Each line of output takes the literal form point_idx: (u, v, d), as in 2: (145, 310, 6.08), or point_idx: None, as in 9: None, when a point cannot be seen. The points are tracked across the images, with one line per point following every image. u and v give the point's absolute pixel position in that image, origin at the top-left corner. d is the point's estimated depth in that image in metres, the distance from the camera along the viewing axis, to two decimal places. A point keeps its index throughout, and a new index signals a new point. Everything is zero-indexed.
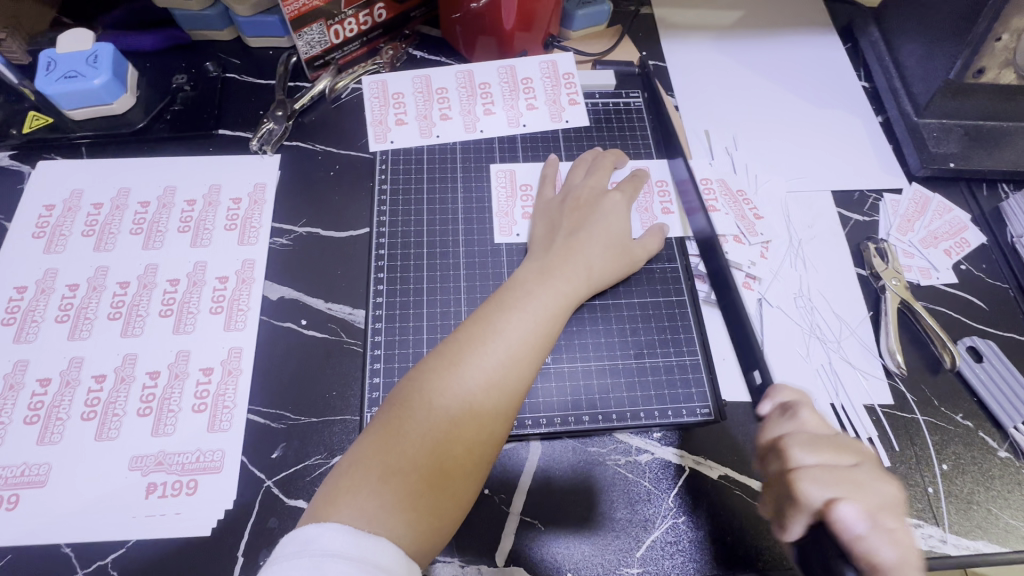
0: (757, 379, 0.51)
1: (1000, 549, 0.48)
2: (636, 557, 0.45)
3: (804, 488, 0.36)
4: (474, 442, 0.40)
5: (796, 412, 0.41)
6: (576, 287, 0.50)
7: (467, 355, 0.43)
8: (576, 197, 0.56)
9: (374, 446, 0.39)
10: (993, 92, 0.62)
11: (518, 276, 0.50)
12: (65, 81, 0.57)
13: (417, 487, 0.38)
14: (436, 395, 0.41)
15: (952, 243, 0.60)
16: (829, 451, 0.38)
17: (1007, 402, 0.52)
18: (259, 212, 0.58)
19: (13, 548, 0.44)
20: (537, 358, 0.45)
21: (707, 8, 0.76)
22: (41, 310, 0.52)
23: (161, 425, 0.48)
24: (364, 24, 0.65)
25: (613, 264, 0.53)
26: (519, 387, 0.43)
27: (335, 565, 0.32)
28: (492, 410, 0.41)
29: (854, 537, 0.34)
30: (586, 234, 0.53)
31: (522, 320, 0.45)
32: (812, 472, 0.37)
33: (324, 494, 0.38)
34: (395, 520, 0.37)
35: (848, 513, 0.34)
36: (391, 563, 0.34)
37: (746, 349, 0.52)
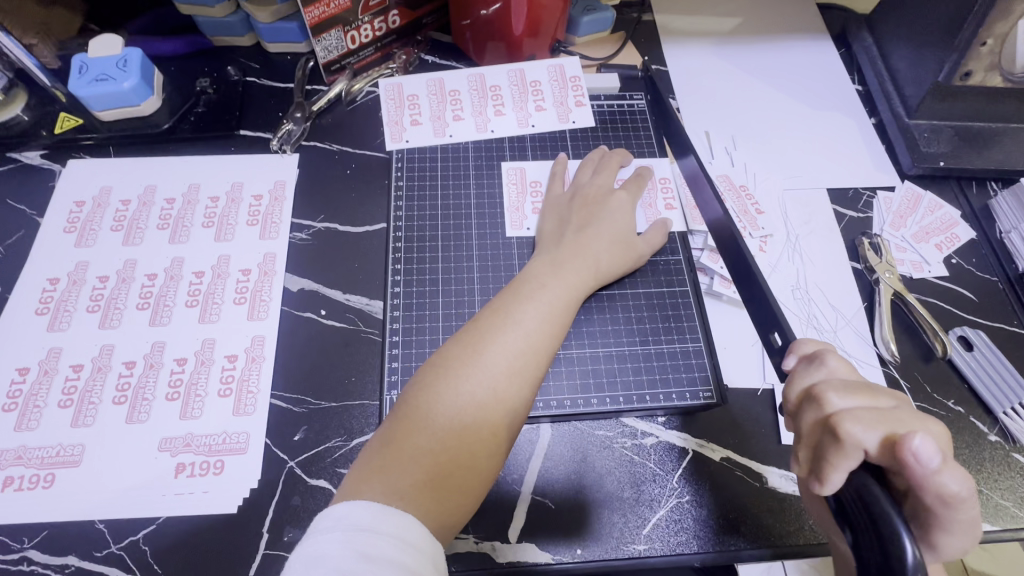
0: (778, 340, 0.48)
1: (991, 527, 0.50)
2: (643, 534, 0.48)
3: (846, 428, 0.34)
4: (496, 425, 0.43)
5: (823, 359, 0.40)
6: (585, 279, 0.52)
7: (488, 342, 0.45)
8: (584, 195, 0.59)
9: (401, 429, 0.41)
10: (981, 94, 0.65)
11: (531, 269, 0.52)
12: (96, 83, 0.60)
13: (444, 468, 0.40)
14: (459, 380, 0.43)
15: (943, 238, 0.63)
16: (866, 395, 0.36)
17: (996, 389, 0.55)
18: (280, 209, 0.61)
19: (49, 524, 0.46)
20: (551, 346, 0.47)
21: (707, 14, 0.80)
22: (73, 301, 0.55)
23: (189, 409, 0.50)
24: (379, 31, 0.68)
25: (620, 257, 0.55)
26: (536, 373, 0.46)
27: (369, 540, 0.34)
28: (512, 394, 0.44)
29: (927, 467, 0.30)
30: (595, 229, 0.55)
31: (537, 310, 0.48)
32: (853, 413, 0.34)
33: (353, 474, 0.40)
34: (424, 498, 0.39)
35: (924, 448, 0.30)
36: (419, 539, 0.36)
37: (766, 313, 0.49)
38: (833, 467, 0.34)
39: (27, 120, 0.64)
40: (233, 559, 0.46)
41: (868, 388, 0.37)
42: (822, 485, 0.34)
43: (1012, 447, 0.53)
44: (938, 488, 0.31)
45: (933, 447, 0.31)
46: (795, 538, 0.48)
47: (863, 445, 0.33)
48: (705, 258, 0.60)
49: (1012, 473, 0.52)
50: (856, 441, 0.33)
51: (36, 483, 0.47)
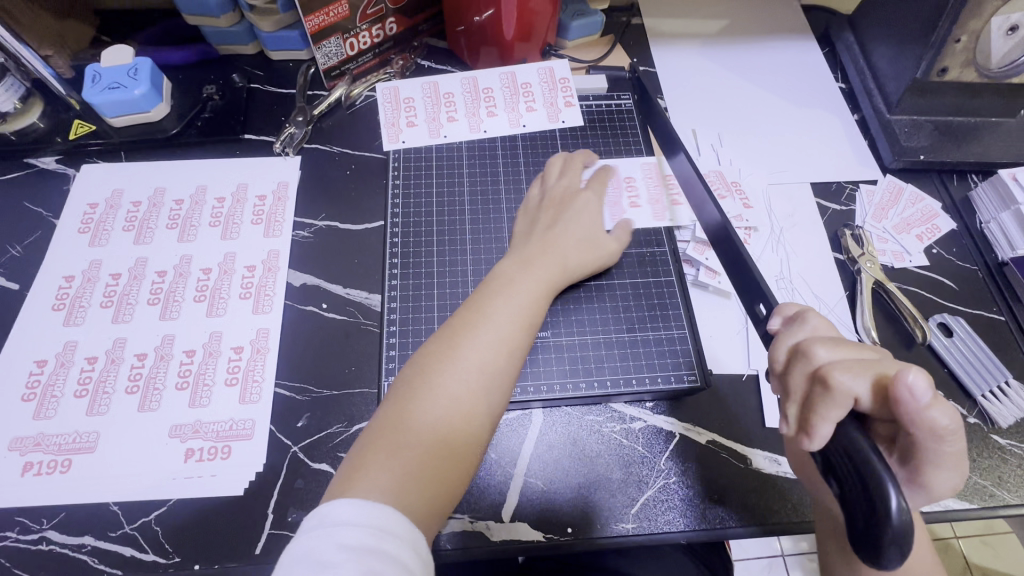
0: (762, 311, 0.47)
1: (968, 505, 0.51)
2: (631, 513, 0.50)
3: (834, 376, 0.34)
4: (473, 416, 0.45)
5: (804, 318, 0.40)
6: (555, 276, 0.55)
7: (462, 340, 0.47)
8: (550, 196, 0.61)
9: (382, 427, 0.43)
10: (958, 89, 0.67)
11: (503, 268, 0.54)
12: (109, 91, 0.63)
13: (426, 460, 0.42)
14: (436, 376, 0.45)
15: (924, 228, 0.65)
16: (849, 347, 0.37)
17: (975, 372, 0.56)
18: (283, 208, 0.64)
19: (67, 506, 0.48)
20: (524, 338, 0.50)
21: (694, 17, 0.82)
22: (87, 297, 0.57)
23: (197, 397, 0.53)
24: (377, 37, 0.71)
25: (589, 255, 0.57)
26: (511, 364, 0.48)
27: (348, 534, 0.36)
28: (486, 385, 0.46)
29: (919, 403, 0.31)
30: (561, 227, 0.57)
31: (508, 304, 0.50)
32: (842, 363, 0.34)
33: (341, 472, 0.42)
34: (409, 488, 0.40)
35: (917, 385, 0.31)
36: (399, 528, 0.38)
37: (750, 284, 0.48)
38: (822, 418, 0.33)
39: (43, 127, 0.67)
40: (240, 538, 0.48)
41: (851, 341, 0.37)
42: (810, 440, 0.34)
43: (991, 428, 0.54)
44: (929, 425, 0.31)
45: (927, 383, 0.31)
46: (777, 516, 0.50)
47: (847, 393, 0.33)
48: (691, 250, 0.62)
49: (991, 453, 0.53)
50: (845, 390, 0.33)
51: (53, 468, 0.49)
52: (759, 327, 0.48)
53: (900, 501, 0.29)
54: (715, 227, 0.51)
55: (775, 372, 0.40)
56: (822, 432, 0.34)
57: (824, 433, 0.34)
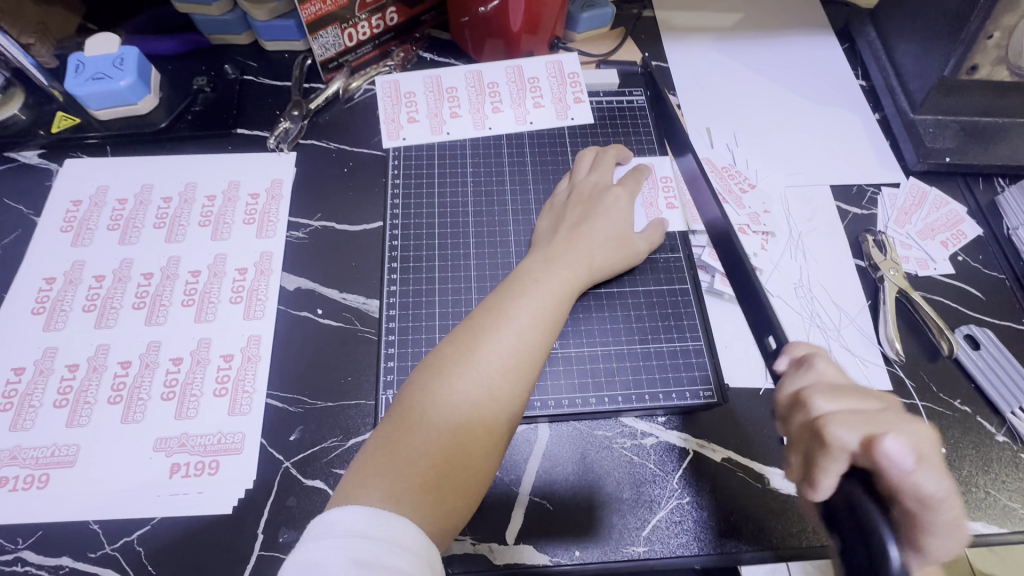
0: (772, 344, 0.45)
1: (997, 529, 0.49)
2: (642, 536, 0.47)
3: (831, 431, 0.32)
4: (492, 425, 0.42)
5: (811, 362, 0.39)
6: (580, 278, 0.52)
7: (481, 343, 0.44)
8: (579, 192, 0.58)
9: (395, 431, 0.41)
10: (987, 88, 0.63)
11: (526, 266, 0.51)
12: (93, 82, 0.59)
13: (440, 471, 0.39)
14: (454, 380, 0.42)
15: (949, 235, 0.62)
16: (853, 400, 0.35)
17: (1004, 388, 0.54)
18: (276, 207, 0.60)
19: (44, 524, 0.46)
20: (545, 343, 0.47)
21: (708, 10, 0.79)
22: (69, 300, 0.54)
23: (184, 409, 0.50)
24: (376, 28, 0.67)
25: (616, 256, 0.55)
26: (533, 370, 0.45)
27: (360, 546, 0.33)
28: (507, 393, 0.43)
29: (899, 467, 0.28)
30: (589, 226, 0.54)
31: (531, 305, 0.47)
32: (839, 417, 0.33)
33: (348, 478, 0.39)
34: (420, 501, 0.38)
35: (896, 447, 0.29)
36: (412, 542, 0.35)
37: (756, 315, 0.46)
38: (823, 471, 0.31)
39: (25, 119, 0.64)
40: (226, 560, 0.45)
41: (857, 393, 0.35)
42: (813, 492, 0.32)
43: (1020, 448, 0.52)
44: (916, 489, 0.28)
45: (905, 446, 0.29)
46: (795, 540, 0.47)
47: (844, 447, 0.31)
48: (706, 256, 0.59)
49: (1020, 474, 0.51)
50: (841, 442, 0.31)
51: (30, 483, 0.47)
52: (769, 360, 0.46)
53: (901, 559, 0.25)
54: (717, 224, 0.49)
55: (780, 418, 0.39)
56: (827, 483, 0.31)
57: (828, 486, 0.31)
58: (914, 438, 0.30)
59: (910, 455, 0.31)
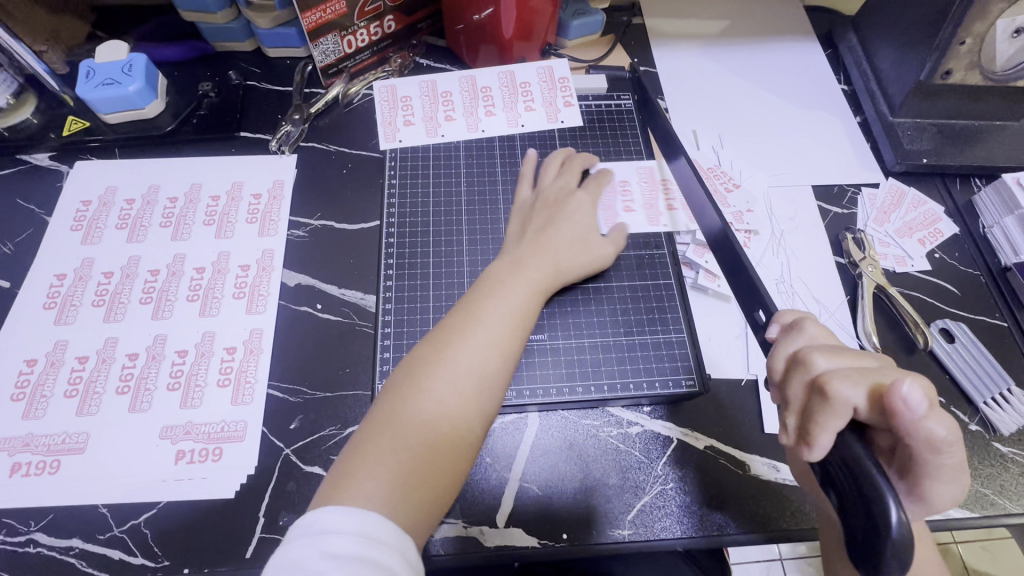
0: (761, 318, 0.47)
1: (970, 514, 0.51)
2: (628, 520, 0.49)
3: (835, 387, 0.33)
4: (463, 423, 0.44)
5: (804, 326, 0.39)
6: (548, 278, 0.54)
7: (449, 347, 0.46)
8: (545, 197, 0.60)
9: (370, 435, 0.42)
10: (962, 92, 0.66)
11: (494, 271, 0.54)
12: (103, 88, 0.62)
13: (415, 469, 0.41)
14: (424, 382, 0.44)
15: (927, 233, 0.64)
16: (849, 356, 0.36)
17: (977, 379, 0.56)
18: (278, 207, 0.63)
19: (55, 507, 0.48)
20: (514, 345, 0.49)
21: (696, 17, 0.81)
22: (79, 296, 0.57)
23: (189, 398, 0.52)
24: (375, 35, 0.70)
25: (583, 256, 0.57)
26: (502, 369, 0.47)
27: (337, 541, 0.35)
28: (475, 391, 0.45)
29: (913, 419, 0.30)
30: (555, 229, 0.57)
31: (500, 308, 0.49)
32: (841, 372, 0.34)
33: (327, 481, 0.41)
34: (395, 500, 0.40)
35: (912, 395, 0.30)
36: (385, 536, 0.37)
37: (750, 291, 0.48)
38: (822, 429, 0.33)
39: (37, 123, 0.66)
40: (229, 541, 0.47)
41: (849, 350, 0.36)
42: (811, 452, 0.34)
43: (993, 437, 0.54)
44: (927, 436, 0.31)
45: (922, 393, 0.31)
46: (774, 524, 0.50)
47: (846, 403, 0.33)
48: (690, 252, 0.62)
49: (992, 461, 0.53)
50: (845, 399, 0.33)
51: (42, 469, 0.49)
52: (759, 334, 0.48)
53: (900, 514, 0.29)
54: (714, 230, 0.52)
55: (774, 382, 0.40)
56: (823, 443, 0.33)
57: (825, 443, 0.33)
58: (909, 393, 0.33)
59: None
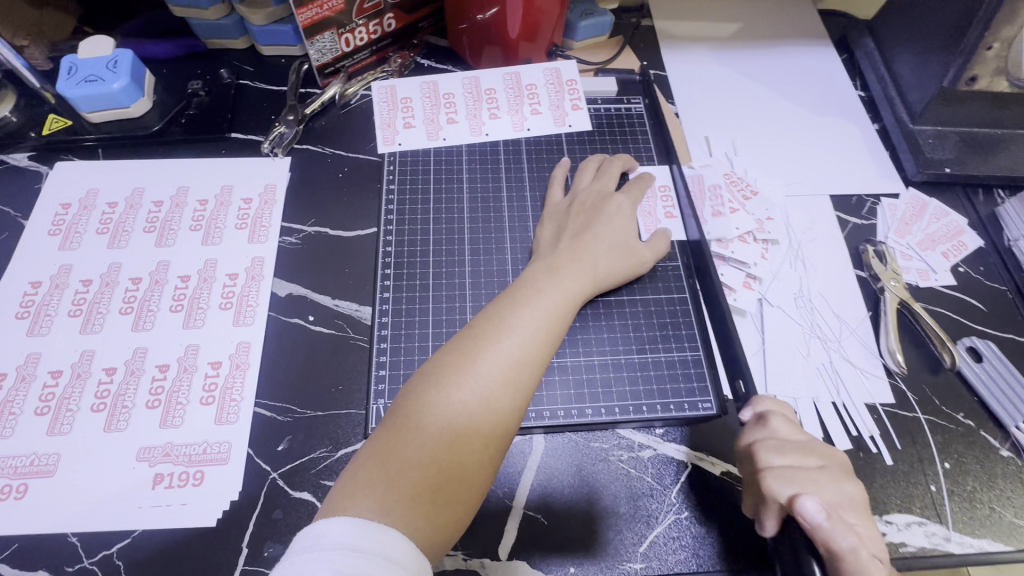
0: (741, 387, 0.51)
1: (1003, 547, 0.47)
2: (639, 552, 0.45)
3: (767, 483, 0.41)
4: (489, 437, 0.41)
5: (767, 420, 0.45)
6: (585, 285, 0.50)
7: (480, 351, 0.43)
8: (581, 201, 0.57)
9: (388, 439, 0.39)
10: (986, 99, 0.63)
11: (529, 274, 0.50)
12: (85, 85, 0.59)
13: (433, 483, 0.38)
14: (451, 388, 0.41)
15: (950, 246, 0.61)
16: (798, 454, 0.43)
17: (1008, 401, 0.53)
18: (269, 212, 0.60)
19: (20, 536, 0.44)
20: (547, 353, 0.46)
21: (707, 20, 0.79)
22: (54, 305, 0.53)
23: (169, 417, 0.49)
24: (374, 33, 0.67)
25: (621, 266, 0.54)
26: (532, 380, 0.44)
27: (347, 559, 0.32)
28: (506, 403, 0.42)
29: (810, 522, 0.38)
30: (594, 231, 0.54)
31: (534, 315, 0.46)
32: (777, 471, 0.42)
33: (339, 487, 0.38)
34: (410, 515, 0.37)
35: (808, 505, 0.38)
36: (402, 556, 0.34)
37: (734, 360, 0.52)
38: (766, 515, 0.42)
39: (16, 122, 0.63)
40: (209, 575, 0.44)
41: (801, 450, 0.43)
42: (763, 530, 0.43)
43: None
44: (829, 543, 0.37)
45: (818, 504, 0.38)
46: None
47: (774, 497, 0.41)
48: (705, 265, 0.59)
49: None
50: (775, 494, 0.41)
51: (8, 493, 0.45)
52: (737, 399, 0.52)
53: None
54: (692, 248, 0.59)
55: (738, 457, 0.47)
56: (769, 527, 0.42)
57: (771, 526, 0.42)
58: (835, 496, 0.42)
59: (842, 504, 0.41)
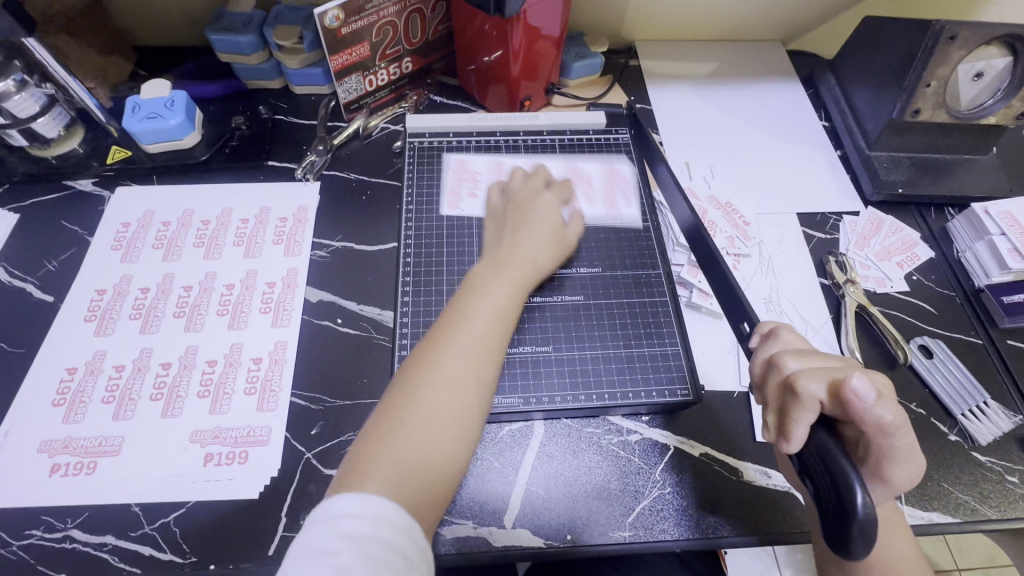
0: (746, 329, 0.53)
1: (951, 519, 0.54)
2: (628, 522, 0.52)
3: (803, 383, 0.37)
4: (458, 416, 0.47)
5: (777, 334, 0.44)
6: (525, 276, 0.57)
7: (442, 347, 0.49)
8: (515, 203, 0.64)
9: (375, 434, 0.45)
10: (932, 129, 0.72)
11: (479, 272, 0.57)
12: (146, 120, 0.68)
13: (415, 464, 0.44)
14: (421, 380, 0.47)
15: (904, 257, 0.69)
16: (815, 357, 0.40)
17: (955, 393, 0.59)
18: (302, 229, 0.68)
19: (90, 506, 0.51)
20: (501, 335, 0.52)
21: (688, 59, 0.88)
22: (117, 309, 0.61)
23: (218, 405, 0.56)
24: (394, 75, 0.77)
25: (555, 252, 0.61)
26: (492, 364, 0.50)
27: (349, 522, 0.40)
28: (469, 385, 0.48)
29: (863, 403, 0.34)
30: (528, 231, 0.60)
31: (484, 305, 0.53)
32: (807, 370, 0.38)
33: (337, 481, 0.44)
34: (400, 493, 0.42)
35: (861, 385, 0.34)
36: (396, 521, 0.41)
37: (734, 306, 0.55)
38: (795, 422, 0.37)
39: (83, 152, 0.72)
40: (253, 540, 0.50)
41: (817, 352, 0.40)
42: (788, 443, 0.38)
43: (971, 446, 0.57)
44: (877, 421, 0.34)
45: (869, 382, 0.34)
46: (768, 527, 0.52)
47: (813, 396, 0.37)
48: (684, 273, 0.66)
49: (971, 469, 0.56)
50: (810, 393, 0.37)
51: (80, 469, 0.52)
52: (744, 342, 0.54)
53: (863, 498, 0.33)
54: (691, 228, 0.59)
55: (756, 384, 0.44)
56: (798, 435, 0.37)
57: (800, 436, 0.37)
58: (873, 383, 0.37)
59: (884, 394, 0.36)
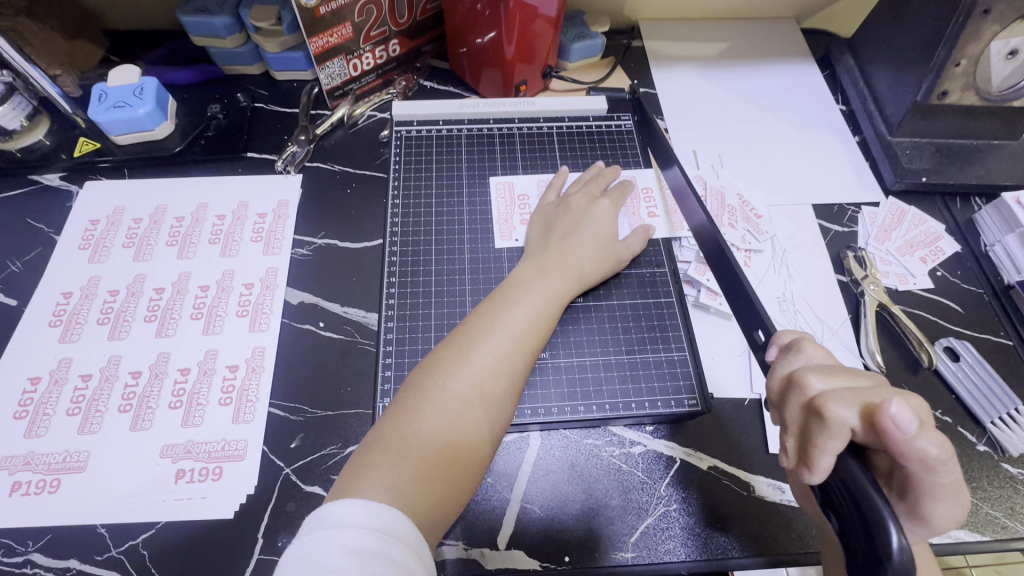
0: (761, 336, 0.48)
1: (980, 537, 0.50)
2: (630, 542, 0.48)
3: (831, 407, 0.33)
4: (481, 419, 0.44)
5: (800, 347, 0.39)
6: (569, 284, 0.55)
7: (471, 346, 0.47)
8: (569, 202, 0.61)
9: (391, 425, 0.43)
10: (960, 112, 0.66)
11: (520, 273, 0.55)
12: (113, 110, 0.63)
13: (430, 464, 0.41)
14: (448, 376, 0.45)
15: (927, 251, 0.64)
16: (843, 376, 0.36)
17: (984, 399, 0.55)
18: (283, 226, 0.64)
19: (53, 528, 0.47)
20: (535, 345, 0.50)
21: (695, 39, 0.83)
22: (84, 314, 0.57)
23: (190, 417, 0.52)
24: (380, 58, 0.72)
25: (602, 262, 0.58)
26: (521, 371, 0.48)
27: (352, 536, 0.35)
28: (499, 390, 0.45)
29: (904, 433, 0.30)
30: (578, 238, 0.57)
31: (521, 310, 0.50)
32: (835, 392, 0.33)
33: (345, 474, 0.41)
34: (411, 493, 0.39)
35: (900, 413, 0.30)
36: (402, 533, 0.37)
37: (745, 309, 0.49)
38: (820, 450, 0.33)
39: (49, 144, 0.68)
40: (226, 563, 0.47)
41: (845, 369, 0.36)
42: (812, 473, 0.34)
43: (1002, 457, 0.53)
44: (918, 454, 0.30)
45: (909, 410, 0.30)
46: (780, 547, 0.49)
47: (843, 422, 0.32)
48: (692, 271, 0.62)
49: (1001, 482, 0.52)
50: (840, 420, 0.32)
51: (42, 488, 0.49)
52: (757, 352, 0.49)
53: (901, 539, 0.28)
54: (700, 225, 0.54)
55: (774, 402, 0.40)
56: (823, 465, 0.33)
57: (825, 466, 0.33)
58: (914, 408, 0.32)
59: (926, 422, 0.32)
